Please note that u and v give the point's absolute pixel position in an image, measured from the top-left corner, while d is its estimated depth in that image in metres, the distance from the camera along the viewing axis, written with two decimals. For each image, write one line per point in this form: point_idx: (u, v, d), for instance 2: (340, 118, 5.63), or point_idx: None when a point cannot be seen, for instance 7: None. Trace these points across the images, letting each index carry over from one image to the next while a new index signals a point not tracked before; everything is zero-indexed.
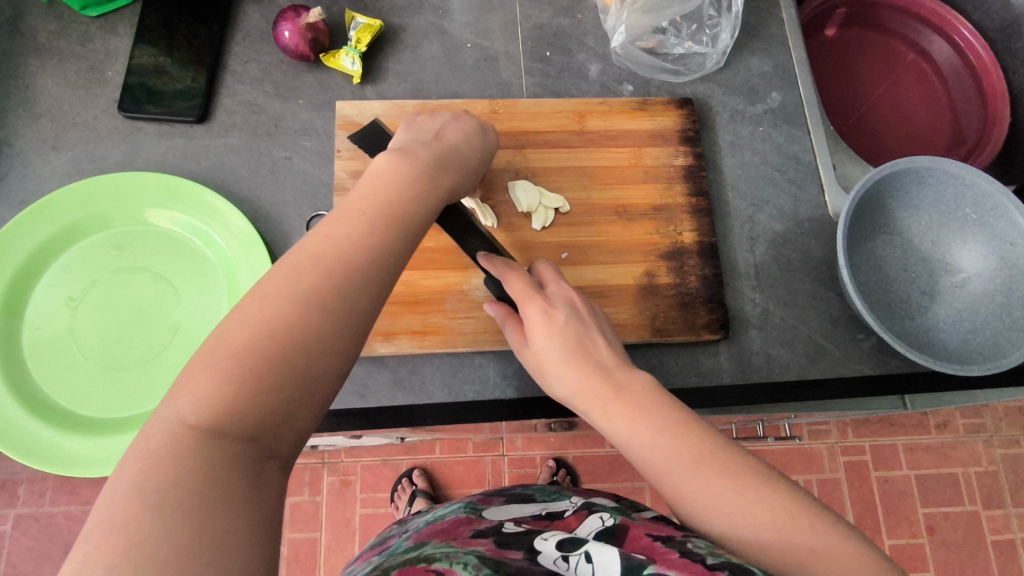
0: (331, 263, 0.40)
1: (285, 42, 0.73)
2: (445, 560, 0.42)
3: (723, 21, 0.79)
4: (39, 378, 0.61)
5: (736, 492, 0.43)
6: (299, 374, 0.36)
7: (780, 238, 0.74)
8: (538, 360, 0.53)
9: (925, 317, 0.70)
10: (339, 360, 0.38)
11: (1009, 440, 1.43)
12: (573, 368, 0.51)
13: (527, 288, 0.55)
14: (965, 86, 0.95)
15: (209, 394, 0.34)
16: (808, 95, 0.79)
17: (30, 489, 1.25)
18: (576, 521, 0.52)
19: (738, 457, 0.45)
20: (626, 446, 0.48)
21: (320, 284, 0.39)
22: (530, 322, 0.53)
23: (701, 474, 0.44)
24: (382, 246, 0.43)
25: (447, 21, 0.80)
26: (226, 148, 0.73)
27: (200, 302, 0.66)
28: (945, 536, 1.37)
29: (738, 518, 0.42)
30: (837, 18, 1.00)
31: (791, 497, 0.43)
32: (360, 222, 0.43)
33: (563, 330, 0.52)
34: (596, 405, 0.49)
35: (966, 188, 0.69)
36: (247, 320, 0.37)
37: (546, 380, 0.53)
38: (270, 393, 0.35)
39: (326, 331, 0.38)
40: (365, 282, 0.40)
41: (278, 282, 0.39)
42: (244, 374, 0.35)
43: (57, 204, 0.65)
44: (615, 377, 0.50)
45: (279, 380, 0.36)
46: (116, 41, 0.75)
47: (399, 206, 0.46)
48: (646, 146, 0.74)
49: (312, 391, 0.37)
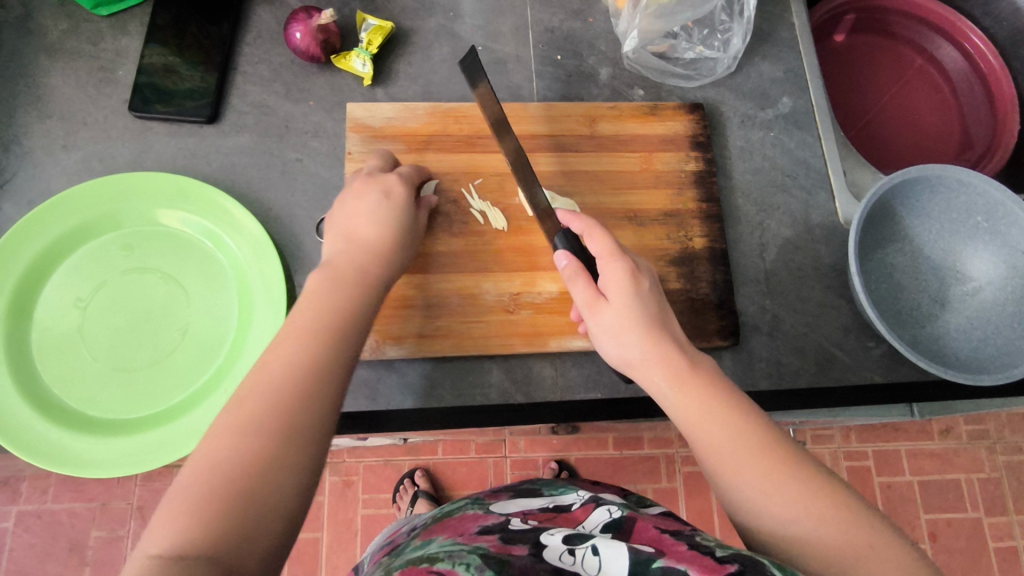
0: (276, 380, 0.45)
1: (297, 44, 0.73)
2: (447, 561, 0.42)
3: (735, 26, 0.79)
4: (47, 379, 0.61)
5: (796, 480, 0.43)
6: (264, 490, 0.40)
7: (790, 244, 0.74)
8: (611, 321, 0.52)
9: (936, 325, 0.69)
10: (306, 470, 0.43)
11: (1013, 447, 1.43)
12: (651, 333, 0.50)
13: (611, 248, 0.54)
14: (974, 92, 0.95)
15: (175, 532, 0.37)
16: (819, 101, 0.79)
17: (33, 486, 1.24)
18: (584, 513, 0.52)
19: (797, 451, 0.46)
20: (693, 418, 0.47)
21: (267, 407, 0.43)
22: (611, 280, 0.53)
23: (763, 458, 0.45)
24: (325, 363, 0.47)
25: (458, 24, 0.80)
26: (236, 148, 0.73)
27: (209, 304, 0.66)
28: (947, 542, 1.37)
29: (797, 505, 0.42)
30: (846, 24, 1.00)
31: (846, 494, 0.43)
32: (313, 340, 0.48)
33: (644, 296, 0.52)
34: (670, 373, 0.49)
35: (978, 196, 0.68)
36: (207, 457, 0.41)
37: (615, 340, 0.52)
38: (239, 517, 0.39)
39: (283, 452, 0.42)
40: (316, 396, 0.45)
41: (228, 418, 0.43)
42: (209, 501, 0.39)
43: (66, 205, 0.65)
44: (689, 353, 0.50)
45: (241, 500, 0.39)
46: (127, 40, 0.75)
47: (342, 319, 0.51)
48: (657, 151, 0.74)
49: (275, 508, 0.40)
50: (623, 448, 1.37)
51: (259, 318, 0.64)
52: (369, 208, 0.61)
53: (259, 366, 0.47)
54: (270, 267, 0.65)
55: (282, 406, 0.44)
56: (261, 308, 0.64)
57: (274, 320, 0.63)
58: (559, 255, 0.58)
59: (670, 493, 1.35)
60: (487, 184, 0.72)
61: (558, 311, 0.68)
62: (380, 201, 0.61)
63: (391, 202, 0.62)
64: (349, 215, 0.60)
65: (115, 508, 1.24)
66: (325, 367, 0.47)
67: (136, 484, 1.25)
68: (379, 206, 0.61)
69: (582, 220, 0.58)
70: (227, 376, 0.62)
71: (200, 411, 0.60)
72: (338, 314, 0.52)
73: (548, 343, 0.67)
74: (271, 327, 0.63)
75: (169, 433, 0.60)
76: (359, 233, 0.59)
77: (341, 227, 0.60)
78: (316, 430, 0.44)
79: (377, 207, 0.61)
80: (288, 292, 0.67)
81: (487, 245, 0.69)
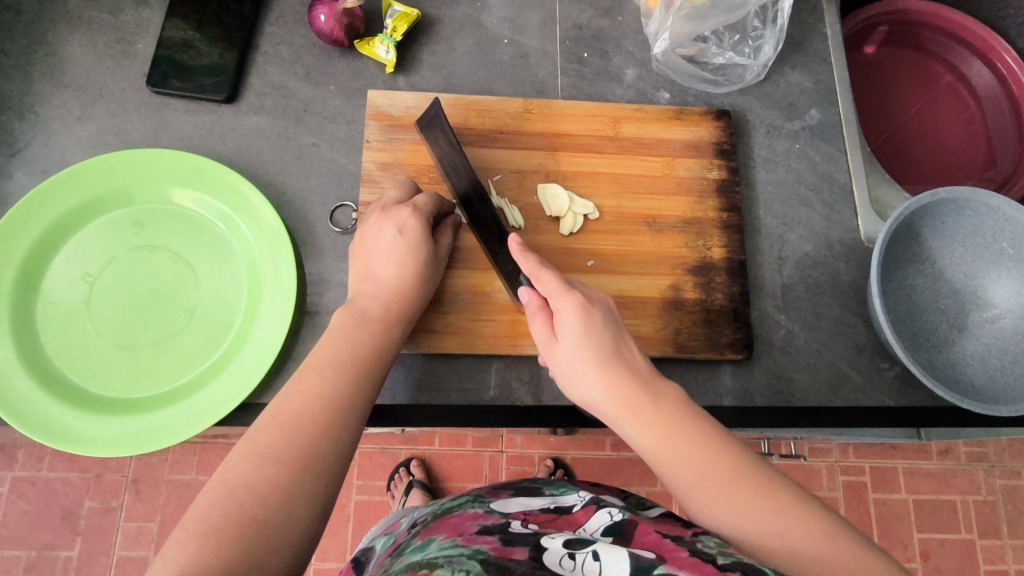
0: (298, 413, 0.46)
1: (320, 26, 0.71)
2: (446, 567, 0.40)
3: (768, 33, 0.77)
4: (51, 354, 0.61)
5: (769, 506, 0.43)
6: (275, 521, 0.40)
7: (809, 259, 0.73)
8: (567, 359, 0.52)
9: (952, 351, 0.68)
10: (318, 503, 0.43)
11: (1011, 471, 1.42)
12: (606, 371, 0.50)
13: (561, 284, 0.53)
14: (1004, 113, 0.93)
15: (186, 557, 0.37)
16: (848, 114, 0.78)
17: (29, 453, 1.24)
18: (584, 516, 0.51)
19: (769, 476, 0.45)
20: (657, 455, 0.47)
21: (286, 439, 0.44)
22: (562, 318, 0.52)
23: (732, 488, 0.44)
24: (343, 399, 0.48)
25: (484, 15, 0.78)
26: (253, 130, 0.71)
27: (217, 286, 0.65)
28: (938, 563, 1.36)
29: (772, 533, 0.41)
30: (879, 35, 0.98)
31: (822, 516, 0.43)
32: (333, 373, 0.49)
33: (598, 330, 0.51)
34: (628, 410, 0.48)
35: (1005, 222, 0.67)
36: (224, 482, 0.42)
37: (574, 381, 0.52)
38: (250, 547, 0.39)
39: (297, 484, 0.42)
40: (332, 433, 0.46)
41: (249, 446, 0.44)
42: (222, 528, 0.39)
43: (79, 178, 0.64)
44: (649, 383, 0.50)
45: (251, 529, 0.39)
46: (148, 13, 0.74)
47: (365, 355, 0.52)
48: (680, 157, 0.73)
49: (287, 541, 0.40)
50: (620, 450, 1.36)
51: (267, 305, 0.63)
52: (387, 251, 0.59)
53: (279, 399, 0.47)
54: (282, 253, 0.64)
55: (300, 437, 0.44)
56: (269, 295, 0.63)
57: (282, 308, 0.62)
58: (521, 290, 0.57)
59: (664, 497, 1.35)
60: (505, 180, 0.70)
61: None
62: (395, 237, 0.59)
63: (405, 237, 0.60)
64: (369, 254, 0.60)
65: (110, 480, 1.24)
66: (342, 402, 0.48)
67: (132, 458, 1.25)
68: (394, 244, 0.59)
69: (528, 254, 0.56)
70: (231, 360, 0.61)
71: (202, 394, 0.60)
72: (353, 347, 0.52)
73: None
74: (279, 316, 0.62)
75: (170, 415, 0.59)
76: (378, 273, 0.59)
77: (361, 268, 0.60)
78: (331, 466, 0.45)
79: (395, 247, 0.59)
80: (298, 278, 0.67)
81: None
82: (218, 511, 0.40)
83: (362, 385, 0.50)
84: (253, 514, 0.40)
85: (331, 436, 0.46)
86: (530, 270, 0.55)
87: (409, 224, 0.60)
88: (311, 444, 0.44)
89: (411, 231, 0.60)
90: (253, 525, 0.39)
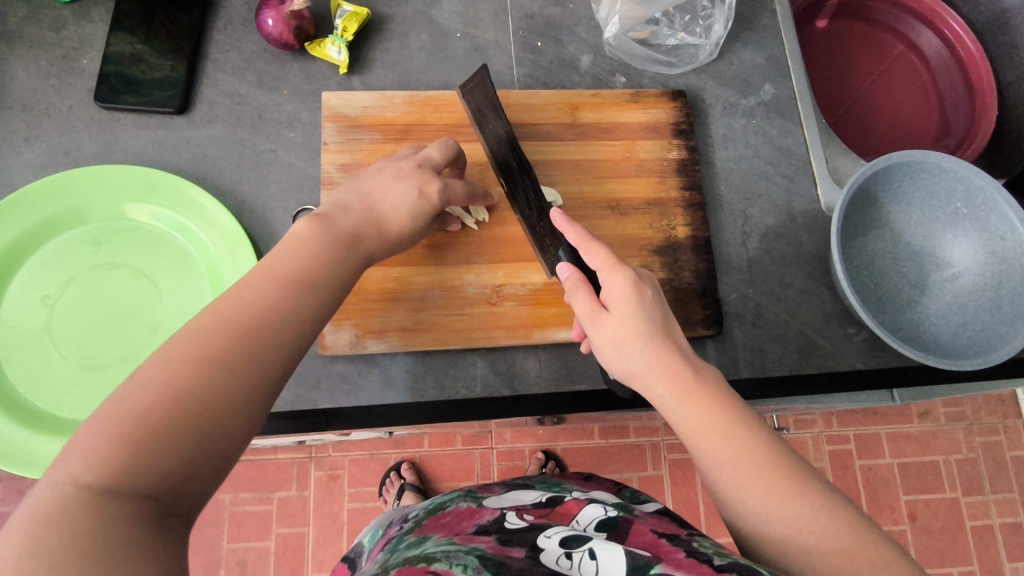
0: (232, 324, 0.42)
1: (269, 31, 0.70)
2: (443, 561, 0.40)
3: (717, 12, 0.77)
4: (15, 380, 0.59)
5: (798, 495, 0.43)
6: (205, 415, 0.38)
7: (773, 232, 0.74)
8: (612, 332, 0.50)
9: (916, 311, 0.70)
10: (251, 408, 0.40)
11: (988, 427, 1.46)
12: (653, 346, 0.49)
13: (610, 257, 0.52)
14: (953, 79, 0.94)
15: (103, 458, 0.34)
16: (801, 87, 0.79)
17: (9, 487, 1.21)
18: (576, 505, 0.52)
19: (804, 470, 0.44)
20: (693, 430, 0.46)
21: (219, 342, 0.41)
22: (612, 290, 0.51)
23: (768, 474, 0.43)
24: (290, 304, 0.45)
25: (435, 10, 0.78)
26: (207, 139, 0.71)
27: (181, 298, 0.64)
28: (925, 522, 1.39)
29: (800, 520, 0.42)
30: (828, 10, 1.00)
31: (848, 509, 0.43)
32: (274, 290, 0.45)
33: (648, 306, 0.50)
34: (672, 385, 0.48)
35: (958, 181, 0.68)
36: (148, 381, 0.38)
37: (615, 354, 0.50)
38: (171, 448, 0.36)
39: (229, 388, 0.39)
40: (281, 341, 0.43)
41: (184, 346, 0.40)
42: (138, 431, 0.35)
43: (27, 201, 0.63)
44: (694, 363, 0.49)
45: (182, 437, 0.36)
46: (91, 28, 0.72)
47: (312, 271, 0.48)
48: (639, 139, 0.73)
49: (213, 443, 0.38)
50: (609, 437, 1.37)
51: None
52: (400, 199, 0.57)
53: (206, 309, 0.43)
54: (243, 258, 0.64)
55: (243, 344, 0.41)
56: None
57: None
58: (561, 265, 0.56)
59: (656, 480, 1.35)
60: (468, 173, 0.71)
61: (541, 301, 0.68)
62: (413, 196, 0.57)
63: (423, 201, 0.58)
64: (380, 192, 0.57)
65: None
66: (283, 314, 0.44)
67: None
68: (408, 198, 0.57)
69: (575, 227, 0.54)
70: None
71: None
72: (306, 261, 0.48)
73: (532, 335, 0.67)
74: None
75: None
76: (382, 214, 0.56)
77: (365, 197, 0.56)
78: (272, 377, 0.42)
79: (407, 202, 0.57)
80: None
81: (467, 237, 0.68)
82: (145, 415, 0.36)
83: (311, 298, 0.47)
84: (183, 423, 0.37)
85: (273, 352, 0.43)
86: (576, 242, 0.54)
87: (431, 190, 0.58)
88: (247, 358, 0.41)
89: (429, 197, 0.58)
90: (191, 431, 0.37)
